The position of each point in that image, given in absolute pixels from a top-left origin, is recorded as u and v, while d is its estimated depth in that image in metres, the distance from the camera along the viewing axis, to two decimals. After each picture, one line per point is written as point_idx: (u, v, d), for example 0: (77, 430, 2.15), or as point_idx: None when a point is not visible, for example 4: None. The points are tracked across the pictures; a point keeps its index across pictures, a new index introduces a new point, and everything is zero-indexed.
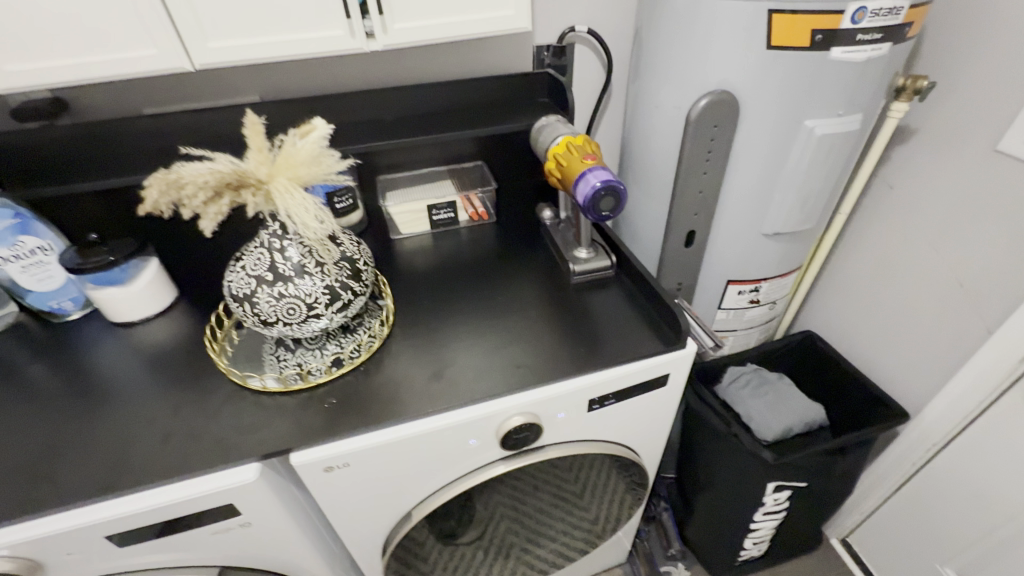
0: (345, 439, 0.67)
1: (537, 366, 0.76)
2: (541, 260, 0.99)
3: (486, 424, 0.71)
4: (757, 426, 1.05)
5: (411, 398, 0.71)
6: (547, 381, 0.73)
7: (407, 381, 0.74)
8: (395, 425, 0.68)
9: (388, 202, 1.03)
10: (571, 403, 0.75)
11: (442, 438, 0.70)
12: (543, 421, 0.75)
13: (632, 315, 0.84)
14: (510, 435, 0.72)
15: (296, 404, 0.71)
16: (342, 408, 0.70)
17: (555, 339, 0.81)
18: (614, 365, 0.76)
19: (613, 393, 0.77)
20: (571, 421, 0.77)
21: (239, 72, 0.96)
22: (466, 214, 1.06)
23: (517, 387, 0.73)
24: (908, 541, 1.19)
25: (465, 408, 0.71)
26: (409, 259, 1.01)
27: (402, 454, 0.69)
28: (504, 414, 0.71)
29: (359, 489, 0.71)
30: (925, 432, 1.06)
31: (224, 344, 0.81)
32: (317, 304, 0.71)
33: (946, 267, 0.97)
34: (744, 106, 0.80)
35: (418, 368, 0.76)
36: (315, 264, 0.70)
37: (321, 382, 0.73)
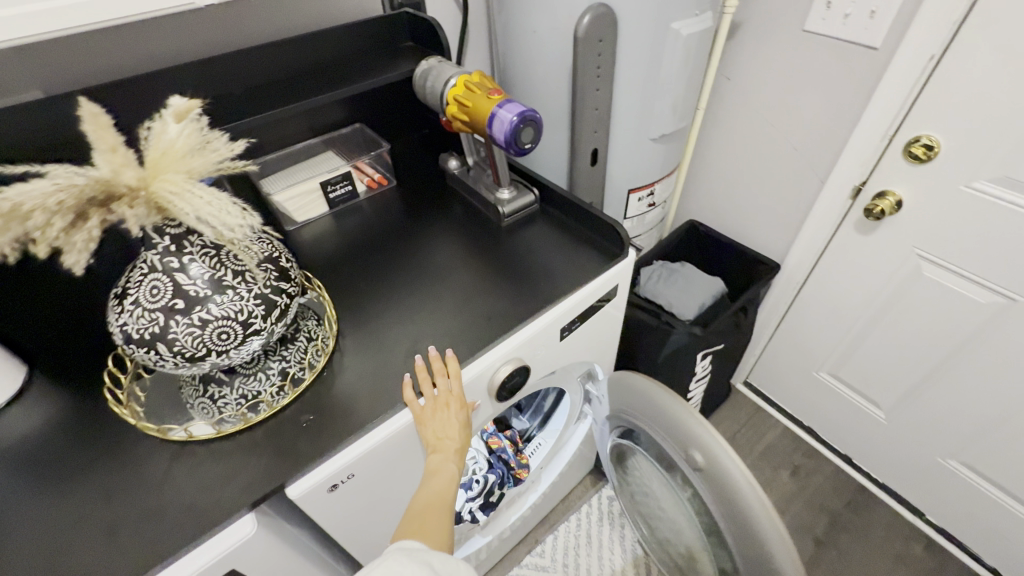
0: (341, 454, 0.59)
1: (507, 313, 0.76)
2: (462, 212, 0.95)
3: (478, 384, 0.70)
4: (679, 310, 1.19)
5: (394, 385, 0.66)
6: (524, 325, 0.73)
7: (383, 370, 0.68)
8: (391, 416, 0.63)
9: (272, 189, 0.88)
10: (547, 338, 0.76)
11: None
12: (527, 364, 0.75)
13: (569, 241, 0.87)
14: (501, 385, 0.72)
15: (263, 437, 0.61)
16: (323, 421, 0.63)
17: (507, 284, 0.80)
18: (575, 290, 0.78)
19: (578, 316, 0.81)
20: (549, 355, 0.80)
21: (5, 61, 0.72)
22: (363, 183, 0.97)
23: (497, 337, 0.72)
24: (791, 364, 1.49)
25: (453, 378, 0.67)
26: (317, 248, 0.90)
27: (404, 442, 0.65)
28: (492, 368, 0.70)
29: (367, 495, 0.65)
30: (791, 274, 1.31)
31: (133, 404, 0.65)
32: (253, 319, 0.60)
33: (782, 137, 1.17)
34: (620, 17, 0.83)
35: (387, 354, 0.71)
36: (235, 274, 0.58)
37: (287, 404, 0.64)
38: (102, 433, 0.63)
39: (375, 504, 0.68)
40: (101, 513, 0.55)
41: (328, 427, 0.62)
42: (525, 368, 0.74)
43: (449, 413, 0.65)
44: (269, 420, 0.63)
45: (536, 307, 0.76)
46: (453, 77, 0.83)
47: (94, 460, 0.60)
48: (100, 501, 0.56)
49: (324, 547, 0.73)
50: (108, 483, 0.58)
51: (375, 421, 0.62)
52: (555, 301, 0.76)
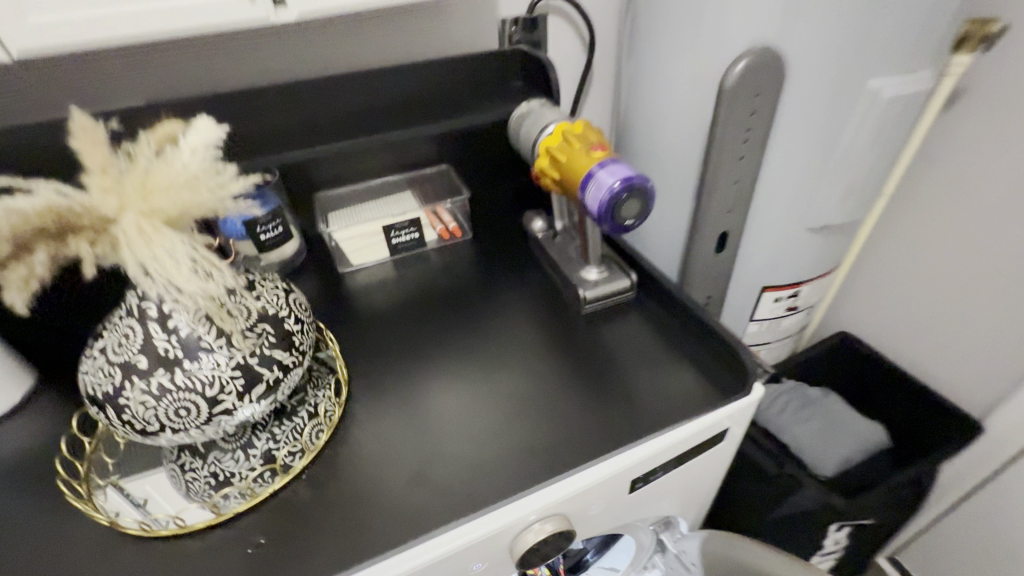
0: None
1: (560, 445, 0.54)
2: (537, 284, 0.77)
3: (496, 542, 0.49)
4: (811, 460, 0.86)
5: (379, 516, 0.48)
6: (577, 467, 0.51)
7: (375, 488, 0.51)
8: (356, 570, 0.44)
9: (331, 226, 0.78)
10: (610, 491, 0.53)
11: (436, 573, 0.47)
12: (573, 523, 0.52)
13: (667, 354, 0.64)
14: (530, 550, 0.50)
15: (195, 554, 0.46)
16: (277, 546, 0.47)
17: (570, 398, 0.60)
18: (665, 430, 0.55)
19: (662, 465, 0.56)
20: (608, 509, 0.56)
21: (114, 67, 0.72)
22: (434, 232, 0.84)
23: (535, 481, 0.50)
24: (974, 562, 1.03)
25: (466, 532, 0.46)
26: (365, 298, 0.78)
27: None
28: (521, 522, 0.48)
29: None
30: (998, 441, 0.90)
31: (97, 457, 0.55)
32: (224, 393, 0.47)
33: (1014, 249, 0.81)
34: (791, 67, 0.61)
35: (389, 465, 0.53)
36: (216, 335, 0.47)
37: (242, 512, 0.49)
38: (55, 482, 0.53)
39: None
40: None
41: (274, 565, 0.45)
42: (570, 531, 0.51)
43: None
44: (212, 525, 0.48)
45: (599, 447, 0.54)
46: (551, 124, 0.68)
47: (29, 518, 0.50)
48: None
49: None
50: (23, 558, 0.47)
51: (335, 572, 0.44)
52: (630, 443, 0.53)
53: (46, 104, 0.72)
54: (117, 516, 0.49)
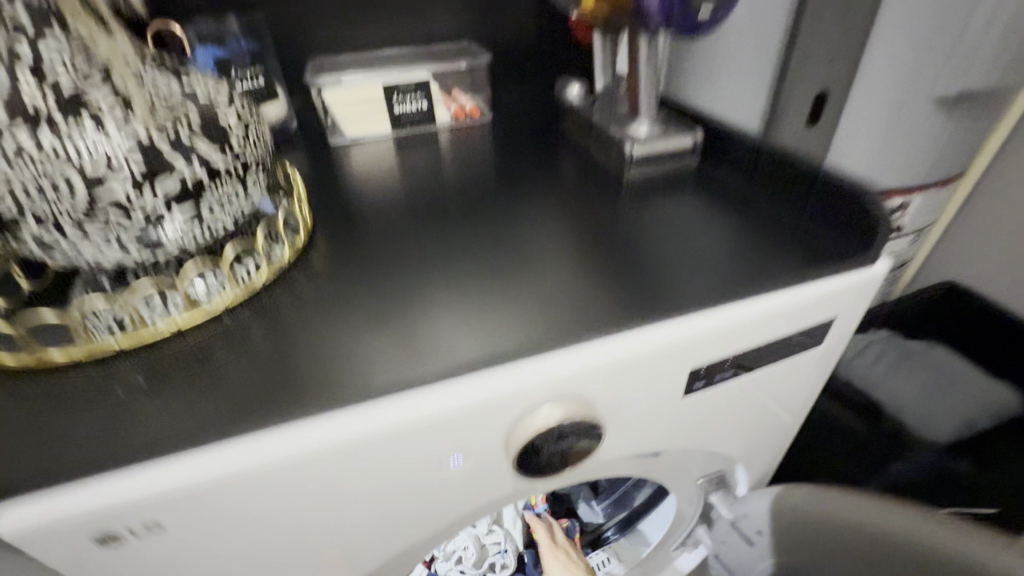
0: (158, 483, 0.27)
1: (592, 303, 0.35)
2: (568, 155, 0.60)
3: (488, 425, 0.33)
4: (920, 421, 0.68)
5: (302, 371, 0.31)
6: (617, 330, 0.34)
7: (308, 334, 0.34)
8: (283, 433, 0.29)
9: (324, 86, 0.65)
10: (664, 375, 0.36)
11: (394, 456, 0.31)
12: (605, 419, 0.36)
13: (751, 215, 0.45)
14: (540, 446, 0.34)
15: (40, 394, 0.30)
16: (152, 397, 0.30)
17: (611, 256, 0.40)
18: (748, 295, 0.37)
19: (741, 351, 0.39)
20: (654, 414, 0.39)
21: None
22: (448, 111, 0.70)
23: (553, 345, 0.33)
24: None
25: (451, 397, 0.31)
26: (353, 167, 0.63)
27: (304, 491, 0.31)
28: (532, 400, 0.33)
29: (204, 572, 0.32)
30: None
31: None
32: (91, 177, 0.28)
33: None
34: None
35: (327, 316, 0.35)
36: (94, 83, 0.28)
37: (106, 350, 0.31)
38: None
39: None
40: None
41: (148, 409, 0.29)
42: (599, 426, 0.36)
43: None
44: (77, 364, 0.31)
45: (663, 296, 0.36)
46: None
47: None
48: None
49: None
50: None
51: (247, 431, 0.29)
52: (704, 302, 0.36)
53: None
54: None
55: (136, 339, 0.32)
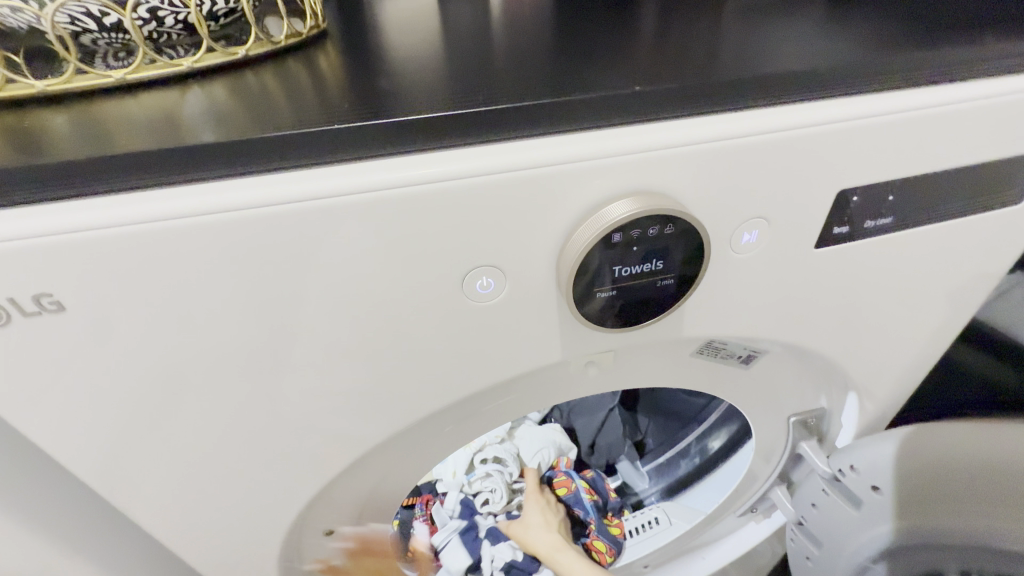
0: (54, 229, 0.18)
1: (696, 68, 0.23)
2: None
3: (536, 221, 0.22)
4: None
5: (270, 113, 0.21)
6: (736, 98, 0.22)
7: (290, 92, 0.24)
8: (241, 185, 0.20)
9: None
10: (803, 191, 0.24)
11: (394, 248, 0.21)
12: (712, 250, 0.24)
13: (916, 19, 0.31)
14: (614, 271, 0.23)
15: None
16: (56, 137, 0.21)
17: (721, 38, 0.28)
18: (934, 83, 0.25)
19: (914, 176, 0.26)
20: (776, 263, 0.26)
21: None
22: None
23: (639, 108, 0.22)
24: None
25: (491, 160, 0.20)
26: None
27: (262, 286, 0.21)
28: (610, 188, 0.22)
29: (130, 405, 0.23)
30: None
31: None
32: None
33: None
34: None
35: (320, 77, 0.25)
36: None
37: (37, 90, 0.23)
38: None
39: (161, 442, 0.25)
40: None
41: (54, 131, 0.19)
42: (704, 254, 0.24)
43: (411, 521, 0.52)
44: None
45: (811, 66, 0.24)
46: None
47: None
48: None
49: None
50: None
51: (189, 172, 0.19)
52: (869, 82, 0.24)
53: None
54: None
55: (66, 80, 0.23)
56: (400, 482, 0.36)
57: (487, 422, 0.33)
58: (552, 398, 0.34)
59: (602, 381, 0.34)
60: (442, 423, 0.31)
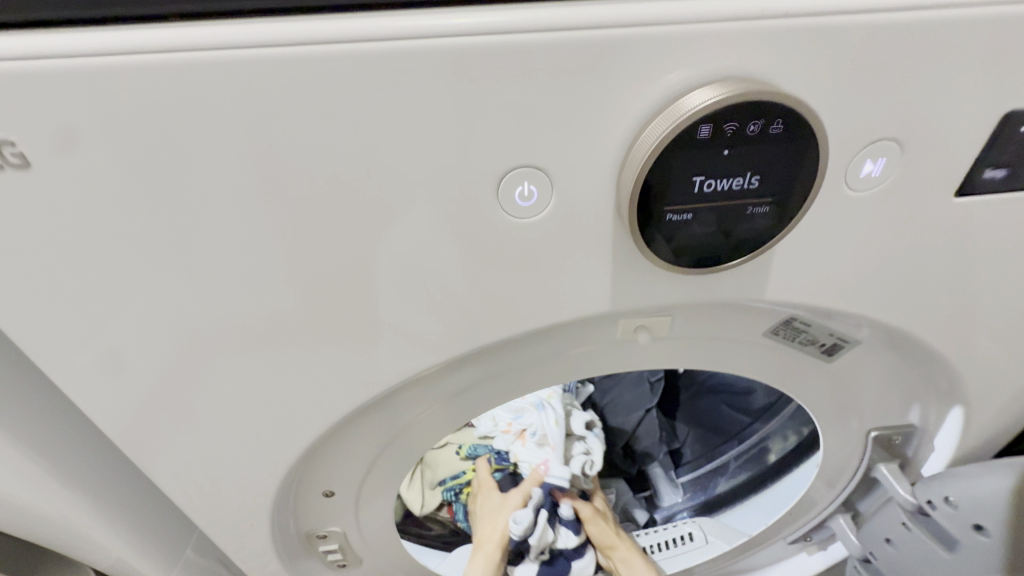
0: (16, 55, 0.15)
1: None
2: None
3: (603, 106, 0.17)
4: None
5: None
6: None
7: None
8: (241, 23, 0.16)
9: None
10: (956, 103, 0.18)
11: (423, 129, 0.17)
12: (824, 174, 0.19)
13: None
14: (694, 185, 0.18)
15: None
16: None
17: None
18: None
19: None
20: (901, 206, 0.21)
21: None
22: None
23: None
24: None
25: (552, 11, 0.16)
26: None
27: (264, 163, 0.17)
28: (700, 68, 0.17)
29: (107, 302, 0.20)
30: None
31: None
32: None
33: None
34: None
35: None
36: None
37: None
38: None
39: (141, 358, 0.22)
40: None
41: None
42: (813, 174, 0.18)
43: (490, 498, 0.49)
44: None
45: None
46: None
47: None
48: None
49: (84, 463, 0.29)
50: None
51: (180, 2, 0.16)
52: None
53: None
54: None
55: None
56: (412, 448, 0.31)
57: (514, 388, 0.29)
58: (592, 370, 0.29)
59: (652, 353, 0.28)
60: (461, 376, 0.27)
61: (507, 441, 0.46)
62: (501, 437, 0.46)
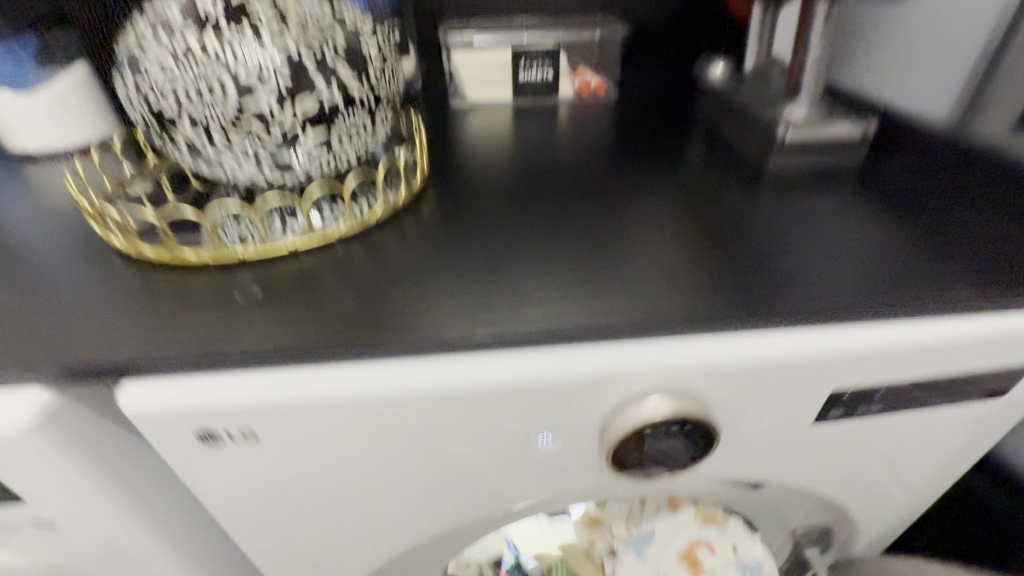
0: (263, 389, 0.27)
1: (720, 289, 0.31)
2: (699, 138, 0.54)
3: (589, 402, 0.29)
4: None
5: (419, 304, 0.30)
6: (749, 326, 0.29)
7: (412, 276, 0.33)
8: (384, 367, 0.28)
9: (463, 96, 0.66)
10: (796, 391, 0.31)
11: (480, 415, 0.29)
12: (720, 430, 0.31)
13: (932, 222, 0.36)
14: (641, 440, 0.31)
15: (172, 286, 0.32)
16: (269, 305, 0.31)
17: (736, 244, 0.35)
18: (918, 314, 0.31)
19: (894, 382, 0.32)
20: (774, 435, 0.33)
21: None
22: (572, 85, 0.66)
23: (672, 327, 0.29)
24: None
25: (560, 363, 0.28)
26: (471, 140, 0.60)
27: (383, 432, 0.29)
28: (643, 386, 0.29)
29: (275, 495, 0.32)
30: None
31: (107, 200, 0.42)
32: (261, 85, 0.33)
33: None
34: None
35: (448, 259, 0.34)
36: (274, 14, 0.34)
37: (247, 253, 0.34)
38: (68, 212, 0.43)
39: (286, 521, 0.34)
40: None
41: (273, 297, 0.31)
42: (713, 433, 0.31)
43: None
44: (208, 266, 0.34)
45: (810, 293, 0.30)
46: None
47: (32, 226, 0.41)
48: None
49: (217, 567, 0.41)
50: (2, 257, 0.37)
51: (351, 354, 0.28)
52: (863, 311, 0.30)
53: None
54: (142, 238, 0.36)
55: (258, 253, 0.34)
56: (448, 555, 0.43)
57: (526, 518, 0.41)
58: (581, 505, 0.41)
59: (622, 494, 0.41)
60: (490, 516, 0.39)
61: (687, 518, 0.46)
62: (684, 515, 0.46)
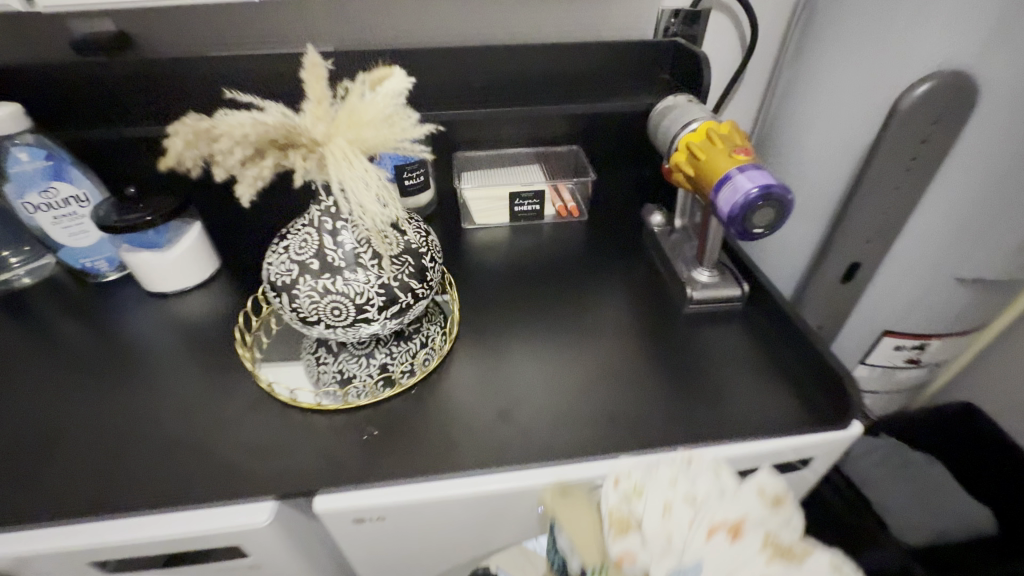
0: (389, 498, 0.52)
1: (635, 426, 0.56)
2: (641, 270, 0.78)
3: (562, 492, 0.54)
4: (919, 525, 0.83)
5: (468, 440, 0.55)
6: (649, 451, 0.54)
7: (461, 418, 0.57)
8: (452, 482, 0.52)
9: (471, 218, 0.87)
10: None
11: (503, 502, 0.54)
12: None
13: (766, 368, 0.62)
14: None
15: (323, 428, 0.57)
16: (383, 442, 0.55)
17: (648, 388, 0.60)
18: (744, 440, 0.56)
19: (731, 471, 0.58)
20: None
21: (311, 12, 0.80)
22: (553, 208, 0.87)
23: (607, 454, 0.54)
24: None
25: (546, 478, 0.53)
26: (479, 259, 0.82)
27: (451, 512, 0.54)
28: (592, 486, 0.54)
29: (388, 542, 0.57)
30: None
31: (253, 349, 0.66)
32: (368, 306, 0.56)
33: None
34: (976, 96, 0.55)
35: (481, 403, 0.59)
36: (372, 256, 0.56)
37: (363, 404, 0.58)
38: (221, 354, 0.66)
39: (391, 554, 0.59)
40: (176, 428, 0.58)
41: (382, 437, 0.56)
42: None
43: None
44: (339, 411, 0.58)
45: (684, 430, 0.56)
46: (698, 121, 0.67)
47: (204, 370, 0.64)
48: (184, 414, 0.59)
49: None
50: (200, 402, 0.60)
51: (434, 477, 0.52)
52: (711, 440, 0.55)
53: (244, 38, 0.82)
54: (296, 390, 0.61)
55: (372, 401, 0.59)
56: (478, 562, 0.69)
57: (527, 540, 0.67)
58: None
59: None
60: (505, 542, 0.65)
61: (756, 527, 0.39)
62: (749, 542, 0.38)
